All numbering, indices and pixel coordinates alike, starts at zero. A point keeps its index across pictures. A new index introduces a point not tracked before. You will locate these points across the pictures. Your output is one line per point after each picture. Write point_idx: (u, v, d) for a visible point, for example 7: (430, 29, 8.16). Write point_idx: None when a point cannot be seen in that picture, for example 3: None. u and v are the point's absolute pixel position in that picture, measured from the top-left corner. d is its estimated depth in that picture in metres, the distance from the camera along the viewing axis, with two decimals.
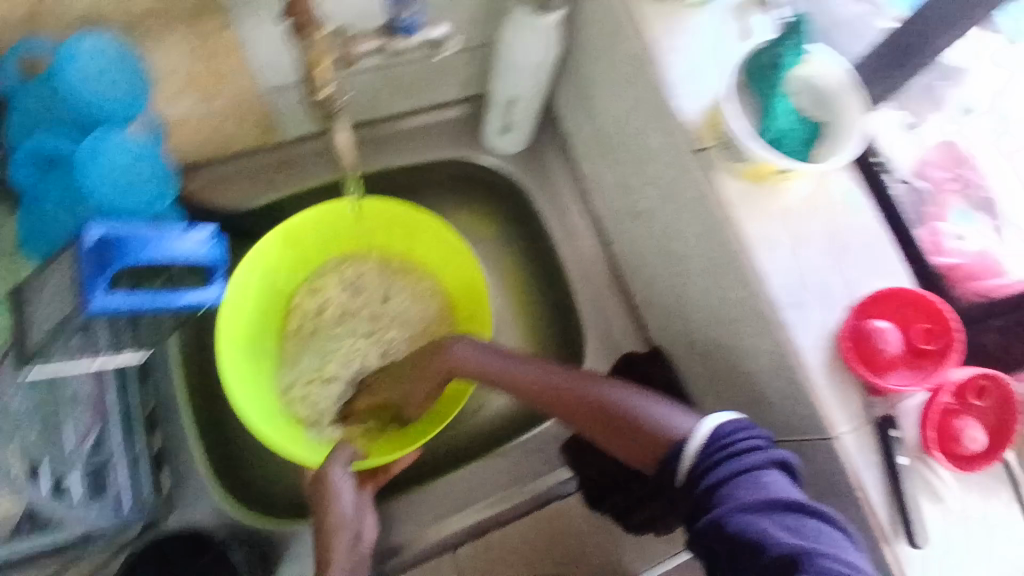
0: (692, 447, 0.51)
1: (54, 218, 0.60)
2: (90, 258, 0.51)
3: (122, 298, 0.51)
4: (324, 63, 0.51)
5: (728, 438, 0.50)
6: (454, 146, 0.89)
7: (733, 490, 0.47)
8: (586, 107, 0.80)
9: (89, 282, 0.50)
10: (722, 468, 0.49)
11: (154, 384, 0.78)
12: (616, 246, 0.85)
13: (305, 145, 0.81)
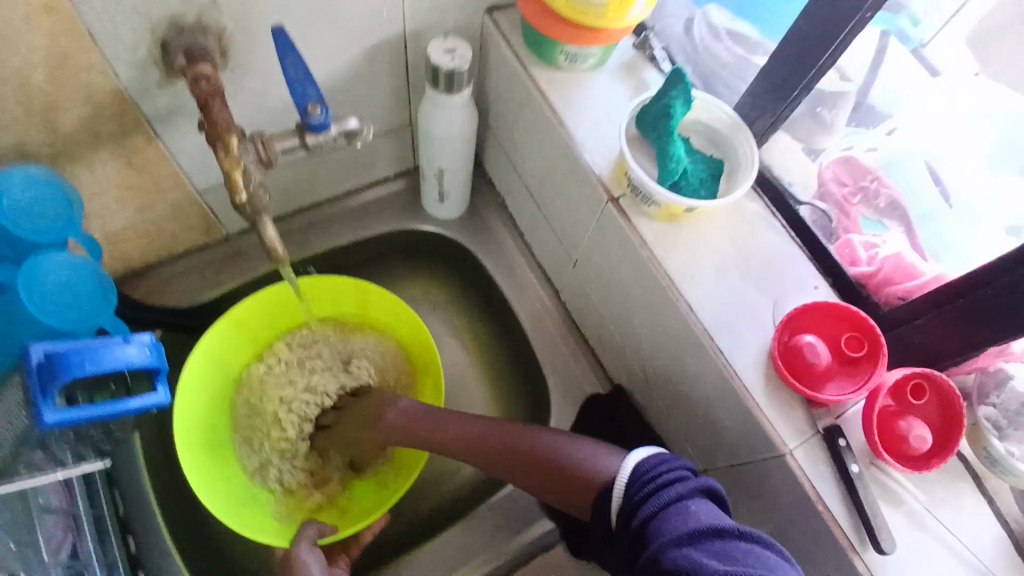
0: (620, 484, 0.54)
1: None
2: (39, 372, 0.48)
3: (73, 413, 0.48)
4: (238, 171, 0.58)
5: (649, 472, 0.53)
6: (397, 218, 0.92)
7: (658, 518, 0.49)
8: (512, 168, 0.85)
9: (36, 398, 0.48)
10: (645, 499, 0.51)
11: (121, 489, 0.74)
12: (564, 293, 0.86)
13: (249, 238, 0.86)
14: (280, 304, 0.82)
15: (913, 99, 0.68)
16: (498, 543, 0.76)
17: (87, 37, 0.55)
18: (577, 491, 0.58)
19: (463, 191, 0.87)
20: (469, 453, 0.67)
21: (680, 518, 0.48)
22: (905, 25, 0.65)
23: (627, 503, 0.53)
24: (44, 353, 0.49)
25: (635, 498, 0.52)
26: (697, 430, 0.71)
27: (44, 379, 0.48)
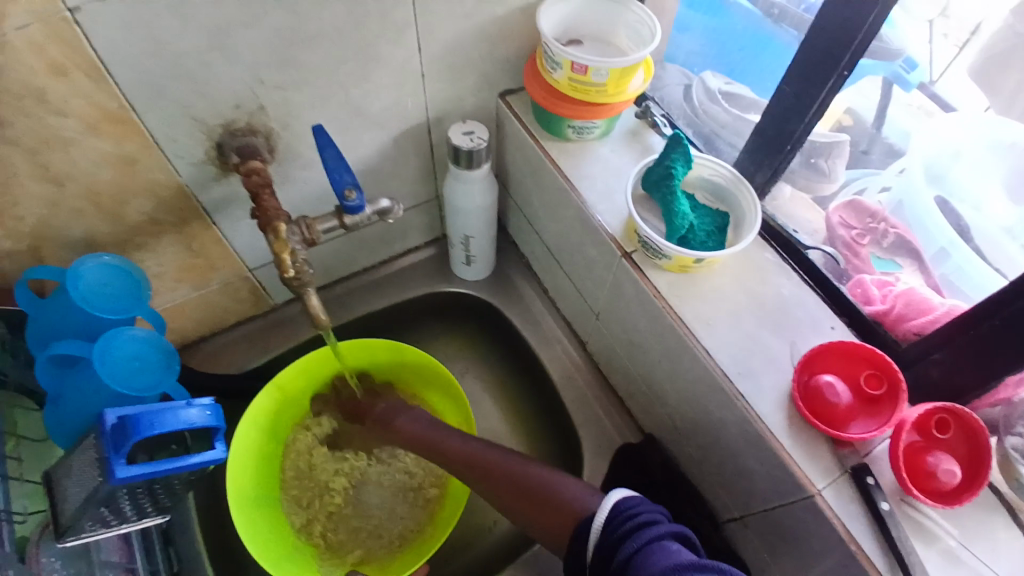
0: (599, 523, 0.54)
1: (74, 412, 0.61)
2: (112, 430, 0.52)
3: (140, 469, 0.52)
4: (286, 249, 0.66)
5: (629, 510, 0.53)
6: (428, 281, 0.98)
7: (640, 553, 0.49)
8: (533, 232, 0.91)
9: (108, 456, 0.51)
10: (626, 534, 0.52)
11: (176, 548, 0.77)
12: (590, 345, 0.90)
13: (293, 307, 0.93)
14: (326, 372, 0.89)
15: (927, 138, 0.70)
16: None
17: (155, 144, 0.63)
18: (557, 523, 0.60)
19: (489, 253, 0.93)
20: (474, 468, 0.70)
21: (662, 554, 0.49)
22: (901, 68, 0.68)
23: (607, 541, 0.53)
24: (117, 416, 0.53)
25: (614, 536, 0.52)
26: (729, 475, 0.72)
27: (115, 439, 0.52)
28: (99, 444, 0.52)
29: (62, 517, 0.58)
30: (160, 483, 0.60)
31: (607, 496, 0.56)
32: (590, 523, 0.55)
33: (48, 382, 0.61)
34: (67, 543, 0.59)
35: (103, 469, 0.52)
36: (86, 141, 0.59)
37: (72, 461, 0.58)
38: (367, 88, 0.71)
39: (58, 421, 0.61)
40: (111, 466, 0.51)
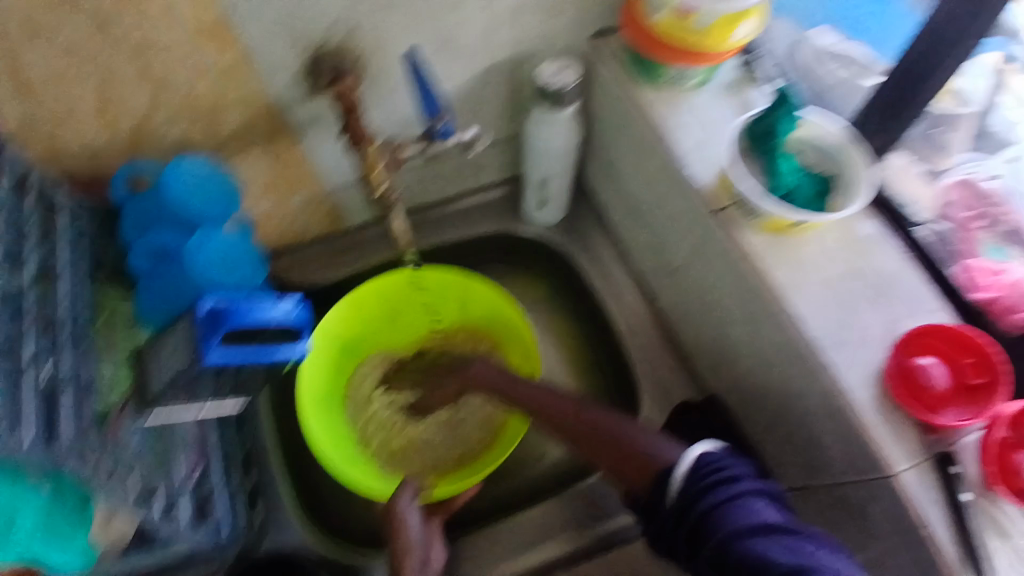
0: (683, 470, 0.53)
1: (165, 299, 0.63)
2: (206, 317, 0.51)
3: (233, 354, 0.51)
4: (377, 168, 0.68)
5: (715, 463, 0.52)
6: (498, 221, 0.96)
7: (725, 510, 0.49)
8: (612, 180, 0.88)
9: (202, 340, 0.51)
10: (710, 488, 0.51)
11: (252, 429, 0.78)
12: (660, 299, 0.87)
13: (368, 230, 0.93)
14: (399, 295, 0.87)
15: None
16: (582, 532, 0.77)
17: (249, 60, 0.63)
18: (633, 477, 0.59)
19: (563, 197, 0.90)
20: (541, 410, 0.70)
21: (749, 513, 0.49)
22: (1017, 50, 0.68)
23: (688, 490, 0.52)
24: (212, 304, 0.52)
25: (696, 488, 0.52)
26: (798, 445, 0.69)
27: (210, 324, 0.51)
28: (193, 329, 0.51)
29: (150, 387, 0.54)
30: (243, 374, 0.59)
31: (689, 446, 0.55)
32: (674, 470, 0.54)
33: (144, 266, 0.65)
34: (149, 421, 0.56)
35: (195, 351, 0.51)
36: (185, 49, 0.59)
37: (160, 340, 0.55)
38: (460, 14, 0.68)
39: (147, 306, 0.64)
40: (204, 347, 0.51)
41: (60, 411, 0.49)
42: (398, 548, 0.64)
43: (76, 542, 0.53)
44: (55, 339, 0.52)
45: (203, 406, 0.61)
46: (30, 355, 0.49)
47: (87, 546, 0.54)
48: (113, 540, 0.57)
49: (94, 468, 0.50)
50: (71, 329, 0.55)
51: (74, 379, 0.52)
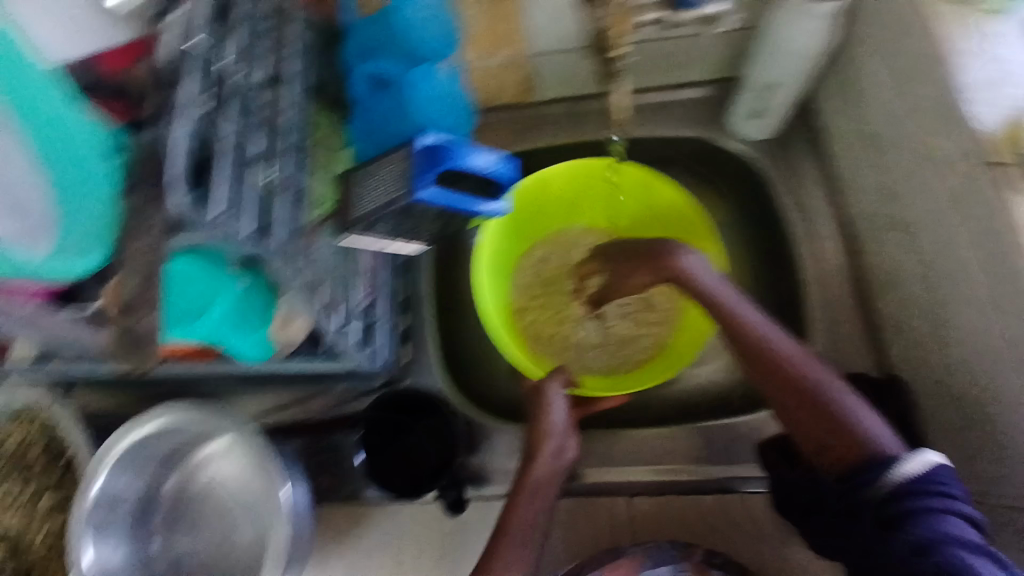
0: (904, 470, 0.54)
1: (379, 130, 0.63)
2: (419, 156, 0.52)
3: (443, 195, 0.53)
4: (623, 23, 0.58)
5: (944, 476, 0.53)
6: (694, 125, 0.84)
7: (937, 518, 0.51)
8: (847, 103, 0.73)
9: (417, 172, 0.51)
10: (928, 494, 0.52)
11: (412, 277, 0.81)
12: (868, 255, 0.74)
13: (557, 107, 0.86)
14: (590, 184, 0.83)
15: None
16: (703, 466, 0.74)
17: None
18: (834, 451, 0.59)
19: (784, 109, 0.76)
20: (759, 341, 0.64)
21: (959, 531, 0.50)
22: None
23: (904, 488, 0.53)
24: (425, 145, 0.53)
25: (912, 489, 0.53)
26: (989, 460, 0.59)
27: (427, 159, 0.52)
28: (408, 161, 0.52)
29: (353, 211, 0.53)
30: (438, 220, 0.60)
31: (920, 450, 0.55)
32: (894, 464, 0.54)
33: (363, 93, 0.63)
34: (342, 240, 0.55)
35: (405, 183, 0.52)
36: None
37: (374, 165, 0.53)
38: None
39: (367, 131, 0.63)
40: (418, 181, 0.51)
41: (277, 209, 0.48)
42: (539, 429, 0.68)
43: (258, 330, 0.59)
44: (280, 142, 0.51)
45: (395, 239, 0.59)
46: (259, 151, 0.48)
47: (263, 337, 0.60)
48: (287, 341, 0.62)
49: (291, 272, 0.51)
50: (293, 137, 0.52)
51: (293, 183, 0.51)
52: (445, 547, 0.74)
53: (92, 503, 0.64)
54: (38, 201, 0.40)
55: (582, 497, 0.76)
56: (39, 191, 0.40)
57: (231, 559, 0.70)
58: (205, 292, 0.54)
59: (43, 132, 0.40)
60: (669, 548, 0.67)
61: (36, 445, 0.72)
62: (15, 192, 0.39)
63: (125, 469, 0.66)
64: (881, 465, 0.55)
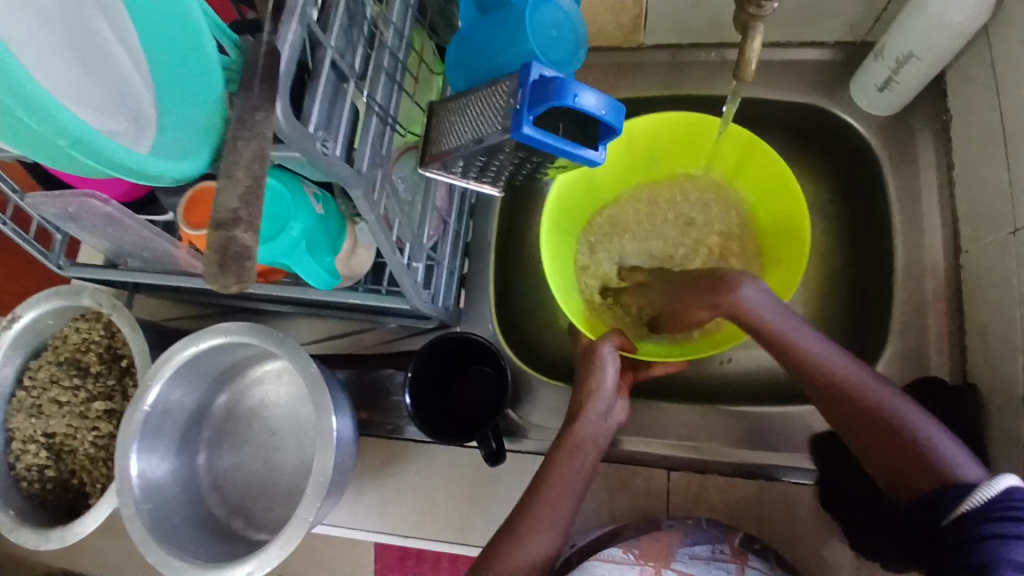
0: (979, 495, 0.46)
1: (482, 56, 0.54)
2: (533, 85, 0.45)
3: (543, 138, 0.45)
4: None
5: (1022, 508, 0.44)
6: (810, 92, 0.78)
7: (1009, 551, 0.43)
8: (985, 85, 0.65)
9: (520, 108, 0.45)
10: (1003, 523, 0.44)
11: (476, 222, 0.79)
12: (970, 257, 0.68)
13: (662, 55, 0.80)
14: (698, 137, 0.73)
15: None
16: (745, 449, 0.70)
17: None
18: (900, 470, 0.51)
19: (914, 87, 0.70)
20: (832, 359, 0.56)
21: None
22: None
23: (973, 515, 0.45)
24: (541, 75, 0.46)
25: (985, 516, 0.45)
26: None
27: (535, 93, 0.45)
28: (516, 93, 0.45)
29: (438, 147, 0.51)
30: (535, 161, 0.53)
31: (996, 477, 0.46)
32: (966, 491, 0.46)
33: (468, 17, 0.56)
34: (430, 171, 0.53)
35: (507, 120, 0.45)
36: None
37: (468, 99, 0.51)
38: None
39: (465, 59, 0.55)
40: (517, 120, 0.45)
41: (364, 134, 0.47)
42: (586, 389, 0.65)
43: (328, 256, 0.59)
44: (379, 61, 0.49)
45: (471, 182, 0.58)
46: (357, 70, 0.46)
47: (331, 264, 0.59)
48: (352, 270, 0.64)
49: (372, 204, 0.48)
50: (394, 60, 0.51)
51: (383, 109, 0.49)
52: (476, 495, 0.74)
53: (146, 412, 0.65)
54: (140, 105, 0.37)
55: (618, 464, 0.74)
56: (143, 95, 0.37)
57: (271, 479, 0.74)
58: (280, 211, 0.52)
59: (163, 24, 0.35)
60: (709, 529, 0.63)
61: (97, 348, 0.75)
62: (124, 91, 0.36)
63: (178, 383, 0.67)
64: (951, 491, 0.47)
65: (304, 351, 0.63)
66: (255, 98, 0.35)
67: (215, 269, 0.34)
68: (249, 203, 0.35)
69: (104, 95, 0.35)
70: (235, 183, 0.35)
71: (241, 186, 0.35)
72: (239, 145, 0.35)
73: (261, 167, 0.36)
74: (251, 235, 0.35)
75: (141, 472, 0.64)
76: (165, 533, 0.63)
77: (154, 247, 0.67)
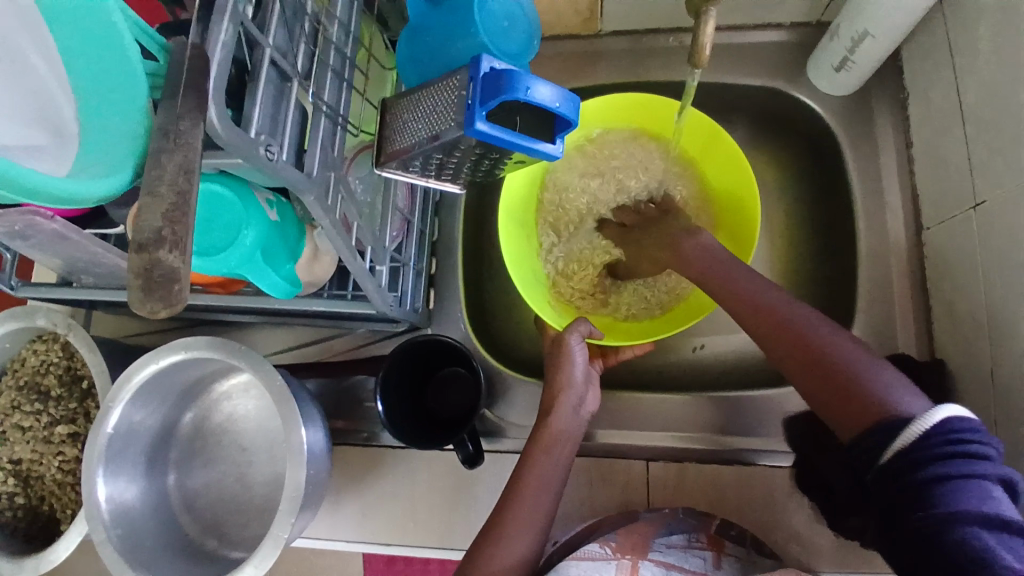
0: (917, 429, 0.44)
1: (432, 52, 0.53)
2: (484, 77, 0.43)
3: (498, 133, 0.44)
4: None
5: (962, 437, 0.43)
6: (770, 75, 0.77)
7: (957, 488, 0.42)
8: (942, 61, 0.66)
9: (473, 104, 0.43)
10: (947, 459, 0.43)
11: (441, 221, 0.77)
12: (933, 232, 0.68)
13: (621, 42, 0.79)
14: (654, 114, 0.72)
15: None
16: (721, 437, 0.70)
17: None
18: (844, 410, 0.49)
19: (871, 67, 0.70)
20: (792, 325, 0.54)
21: (984, 499, 0.42)
22: None
23: (916, 451, 0.44)
24: (492, 66, 0.44)
25: (928, 453, 0.43)
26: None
27: (487, 87, 0.43)
28: (468, 87, 0.44)
29: (392, 146, 0.50)
30: (494, 157, 0.52)
31: (933, 408, 0.45)
32: (905, 423, 0.45)
33: (416, 10, 0.54)
34: (384, 170, 0.52)
35: (460, 116, 0.44)
36: None
37: (421, 95, 0.49)
38: None
39: (415, 55, 0.54)
40: (470, 116, 0.43)
41: (313, 135, 0.45)
42: (557, 380, 0.64)
43: (287, 263, 0.57)
44: (323, 59, 0.47)
45: (430, 181, 0.56)
46: (300, 70, 0.44)
47: (291, 271, 0.58)
48: (315, 277, 0.63)
49: (326, 209, 0.47)
50: (342, 59, 0.49)
51: (332, 108, 0.47)
52: (455, 498, 0.73)
53: (110, 435, 0.62)
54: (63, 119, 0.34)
55: (596, 457, 0.73)
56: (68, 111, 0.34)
57: (245, 496, 0.72)
58: (231, 219, 0.50)
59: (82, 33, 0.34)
60: (685, 518, 0.63)
61: (56, 369, 0.71)
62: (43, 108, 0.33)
63: (142, 403, 0.65)
64: (895, 429, 0.45)
65: (268, 363, 0.61)
66: (179, 108, 0.34)
67: (140, 292, 0.33)
68: (175, 222, 0.33)
69: (17, 112, 0.32)
70: (159, 200, 0.33)
71: (163, 205, 0.33)
72: (164, 158, 0.34)
73: (185, 182, 0.34)
74: (176, 255, 0.33)
75: (109, 497, 0.62)
76: (138, 558, 0.61)
77: (105, 262, 0.64)
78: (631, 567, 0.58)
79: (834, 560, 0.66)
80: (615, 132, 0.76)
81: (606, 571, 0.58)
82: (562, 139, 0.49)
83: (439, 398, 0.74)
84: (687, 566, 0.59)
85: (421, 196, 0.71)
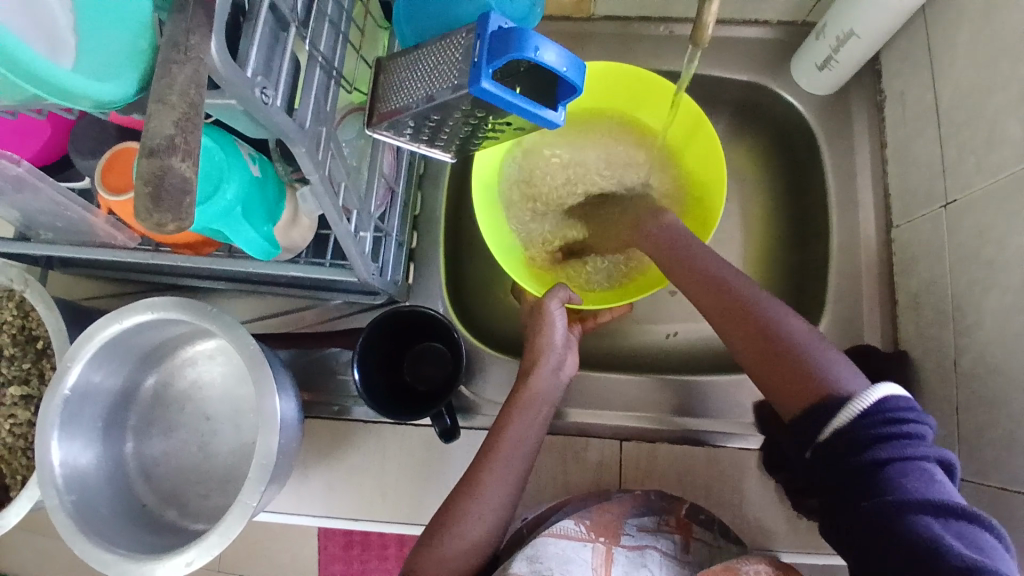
0: (850, 410, 0.46)
1: (434, 10, 0.52)
2: (492, 36, 0.43)
3: (503, 94, 0.43)
4: None
5: (891, 415, 0.45)
6: (755, 70, 0.79)
7: (895, 477, 0.43)
8: (922, 66, 0.68)
9: (478, 62, 0.43)
10: (877, 442, 0.44)
11: (423, 195, 0.76)
12: (903, 230, 0.71)
13: (611, 26, 0.79)
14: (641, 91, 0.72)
15: None
16: (684, 416, 0.71)
17: None
18: (791, 387, 0.50)
19: (853, 67, 0.72)
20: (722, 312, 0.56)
21: (928, 483, 0.43)
22: None
23: (853, 433, 0.45)
24: (499, 26, 0.43)
25: (863, 434, 0.45)
26: (987, 440, 0.58)
27: (493, 45, 0.43)
28: (475, 44, 0.43)
29: (386, 104, 0.48)
30: (490, 123, 0.51)
31: (867, 389, 0.47)
32: (840, 406, 0.47)
33: None
34: (375, 132, 0.50)
35: (464, 73, 0.43)
36: None
37: (419, 54, 0.48)
38: None
39: (416, 13, 0.53)
40: (475, 74, 0.43)
41: (306, 87, 0.43)
42: (536, 344, 0.65)
43: (266, 224, 0.55)
44: (321, 8, 0.45)
45: (421, 146, 0.55)
46: (299, 16, 0.43)
47: (270, 233, 0.56)
48: (293, 244, 0.60)
49: (317, 164, 0.45)
50: (336, 7, 0.48)
51: (327, 60, 0.46)
52: (424, 473, 0.72)
53: (67, 396, 0.59)
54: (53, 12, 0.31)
55: (569, 436, 0.73)
56: (57, 4, 0.31)
57: (206, 465, 0.69)
58: (210, 171, 0.48)
59: None
60: (654, 500, 0.63)
61: (9, 329, 0.68)
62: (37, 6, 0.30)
63: (101, 363, 0.62)
64: (832, 408, 0.47)
65: (241, 327, 0.59)
66: (188, 20, 0.32)
67: (148, 203, 0.31)
68: (187, 131, 0.32)
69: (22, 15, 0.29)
70: (170, 108, 0.31)
71: (175, 112, 0.31)
72: (174, 69, 0.31)
73: (198, 94, 0.32)
74: (189, 165, 0.32)
75: (64, 461, 0.59)
76: (91, 524, 0.58)
77: (68, 216, 0.61)
78: (606, 552, 0.58)
79: (797, 542, 0.68)
80: (606, 112, 0.76)
81: (584, 552, 0.57)
82: (563, 107, 0.49)
83: (415, 371, 0.74)
84: (657, 546, 0.60)
85: (406, 164, 0.71)
